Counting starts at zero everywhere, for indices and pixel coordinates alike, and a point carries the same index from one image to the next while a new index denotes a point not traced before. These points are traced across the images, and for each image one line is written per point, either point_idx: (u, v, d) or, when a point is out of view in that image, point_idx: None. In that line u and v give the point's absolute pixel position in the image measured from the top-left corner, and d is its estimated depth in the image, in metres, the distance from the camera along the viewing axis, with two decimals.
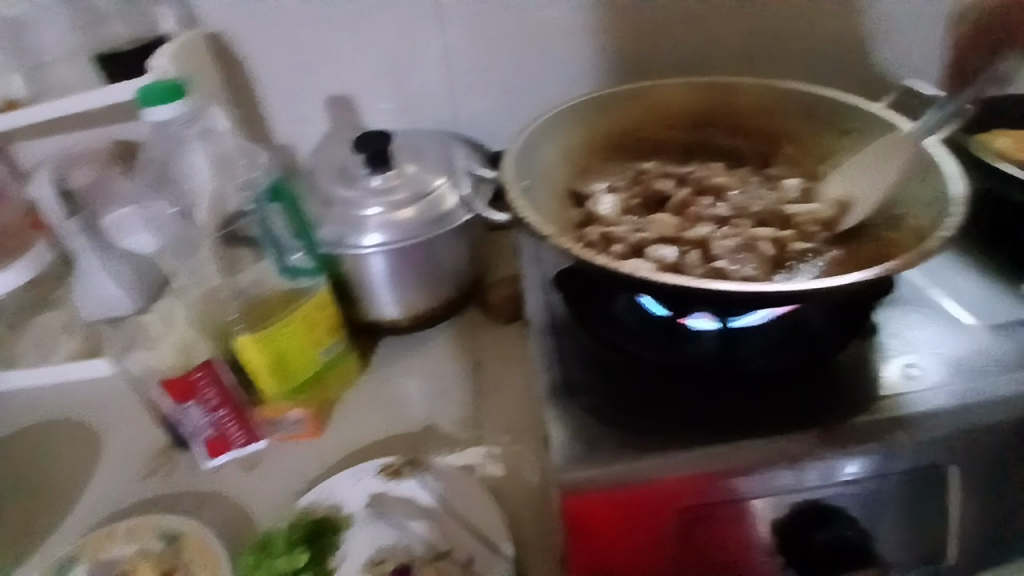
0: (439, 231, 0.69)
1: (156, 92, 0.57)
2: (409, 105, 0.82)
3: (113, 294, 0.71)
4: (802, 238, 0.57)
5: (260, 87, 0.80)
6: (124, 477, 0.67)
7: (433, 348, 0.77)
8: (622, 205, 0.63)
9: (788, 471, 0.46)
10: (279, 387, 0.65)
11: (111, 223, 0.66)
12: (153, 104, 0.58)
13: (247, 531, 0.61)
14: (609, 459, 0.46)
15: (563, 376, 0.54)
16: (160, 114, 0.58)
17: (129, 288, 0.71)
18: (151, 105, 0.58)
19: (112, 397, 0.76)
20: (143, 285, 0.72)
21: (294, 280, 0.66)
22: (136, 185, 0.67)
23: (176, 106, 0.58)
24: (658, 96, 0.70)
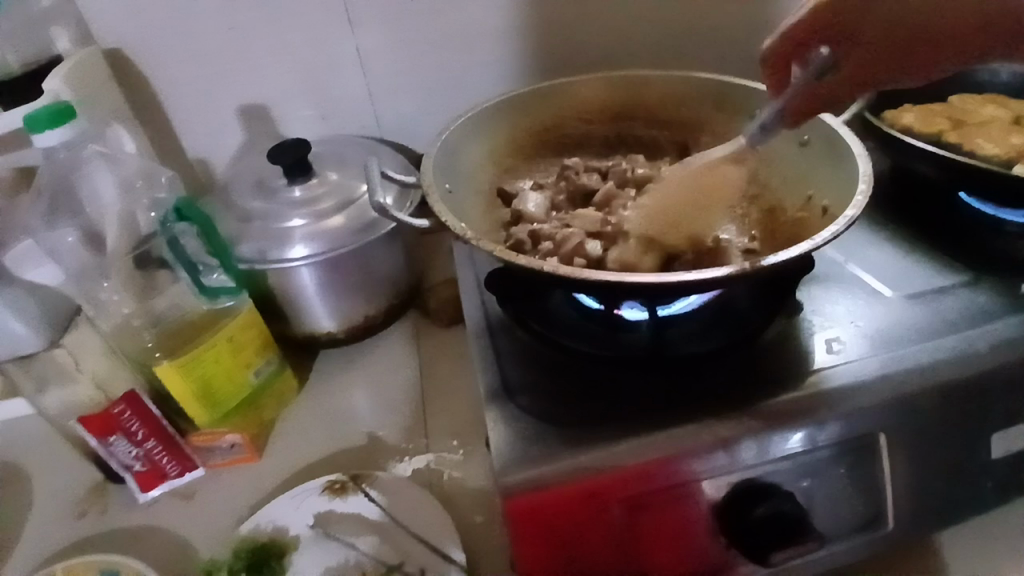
0: (368, 238, 0.68)
1: (41, 116, 0.54)
2: (329, 113, 0.80)
3: (20, 332, 0.61)
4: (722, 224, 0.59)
5: (167, 101, 0.76)
6: (49, 523, 0.63)
7: (375, 358, 0.76)
8: (548, 202, 0.64)
9: (724, 453, 0.48)
10: (208, 412, 0.63)
11: (8, 258, 0.56)
12: (38, 129, 0.54)
13: (189, 564, 0.57)
14: (549, 456, 0.47)
15: (503, 377, 0.54)
16: (50, 139, 0.55)
17: (34, 322, 0.62)
18: (36, 129, 0.54)
19: (33, 439, 0.71)
20: (56, 320, 0.63)
21: (215, 301, 0.64)
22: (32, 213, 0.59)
23: (68, 129, 0.55)
24: (577, 92, 0.70)
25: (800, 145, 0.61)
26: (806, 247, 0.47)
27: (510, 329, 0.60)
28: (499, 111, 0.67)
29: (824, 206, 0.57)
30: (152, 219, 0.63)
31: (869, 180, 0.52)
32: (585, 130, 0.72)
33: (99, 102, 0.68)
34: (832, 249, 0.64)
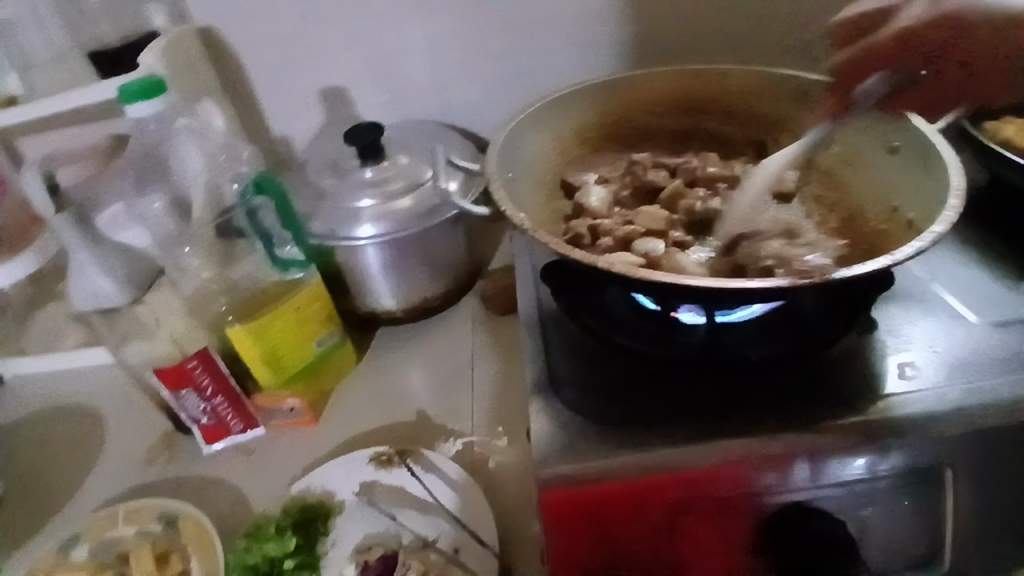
0: (429, 223, 0.69)
1: (133, 88, 0.58)
2: (403, 97, 0.82)
3: (106, 286, 0.68)
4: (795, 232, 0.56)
5: (254, 80, 0.80)
6: (126, 466, 0.69)
7: (430, 338, 0.78)
8: (611, 197, 0.62)
9: (773, 472, 0.46)
10: (272, 377, 0.66)
11: (104, 219, 0.65)
12: (131, 100, 0.59)
13: (244, 517, 0.61)
14: (590, 454, 0.46)
15: (550, 371, 0.54)
16: (138, 111, 0.59)
17: (120, 278, 0.69)
18: (129, 101, 0.59)
19: (115, 388, 0.78)
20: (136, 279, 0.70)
21: (285, 272, 0.67)
22: (123, 182, 0.67)
23: (155, 102, 0.59)
24: (650, 84, 0.68)
25: (888, 152, 0.57)
26: (885, 262, 0.44)
27: (564, 323, 0.60)
28: (567, 103, 0.67)
29: (909, 219, 0.53)
30: (235, 191, 0.66)
31: (961, 194, 0.48)
32: (656, 124, 0.70)
33: (191, 78, 0.73)
34: (916, 266, 0.60)
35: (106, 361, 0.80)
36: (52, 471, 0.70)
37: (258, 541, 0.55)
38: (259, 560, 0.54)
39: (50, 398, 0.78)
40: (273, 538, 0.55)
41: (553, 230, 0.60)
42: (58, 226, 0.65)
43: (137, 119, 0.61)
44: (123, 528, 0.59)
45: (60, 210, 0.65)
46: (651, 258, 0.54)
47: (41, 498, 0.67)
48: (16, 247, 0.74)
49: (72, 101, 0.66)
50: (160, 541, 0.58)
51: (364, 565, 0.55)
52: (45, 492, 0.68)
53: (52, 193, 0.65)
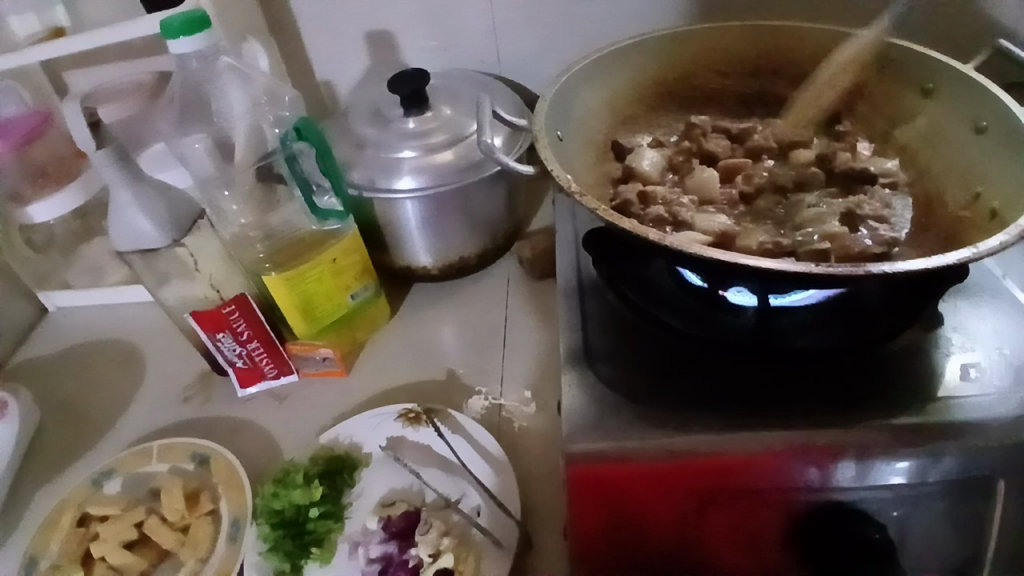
0: (473, 178, 0.67)
1: (177, 24, 0.57)
2: (452, 44, 0.79)
3: (146, 229, 0.64)
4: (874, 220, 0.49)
5: (300, 21, 0.78)
6: (163, 403, 0.70)
7: (464, 298, 0.76)
8: (665, 161, 0.57)
9: (814, 468, 0.44)
10: (307, 326, 0.66)
11: (150, 158, 0.64)
12: (174, 36, 0.57)
13: (273, 462, 0.62)
14: (620, 432, 0.45)
15: (585, 342, 0.53)
16: (183, 47, 0.58)
17: (161, 222, 0.65)
18: (172, 37, 0.57)
19: (158, 325, 0.80)
20: (179, 219, 0.66)
21: (323, 224, 0.65)
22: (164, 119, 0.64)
23: (200, 38, 0.58)
24: (716, 41, 0.62)
25: (975, 131, 0.51)
26: (965, 254, 0.40)
27: (601, 291, 0.57)
28: (624, 56, 0.62)
29: (992, 208, 0.48)
30: (276, 134, 0.65)
31: None
32: (718, 85, 0.64)
33: (237, 14, 0.71)
34: (990, 260, 0.55)
35: (148, 299, 0.83)
36: (96, 403, 0.73)
37: (286, 487, 0.55)
38: (286, 506, 0.54)
39: (98, 330, 0.81)
40: (300, 486, 0.55)
41: (599, 195, 0.55)
42: (99, 164, 0.64)
43: (180, 57, 0.60)
44: (157, 464, 0.62)
45: (101, 146, 0.65)
46: (721, 235, 0.49)
47: (85, 427, 0.70)
48: (65, 179, 0.76)
49: (115, 36, 0.65)
50: (192, 479, 0.60)
51: (387, 519, 0.54)
52: (89, 423, 0.71)
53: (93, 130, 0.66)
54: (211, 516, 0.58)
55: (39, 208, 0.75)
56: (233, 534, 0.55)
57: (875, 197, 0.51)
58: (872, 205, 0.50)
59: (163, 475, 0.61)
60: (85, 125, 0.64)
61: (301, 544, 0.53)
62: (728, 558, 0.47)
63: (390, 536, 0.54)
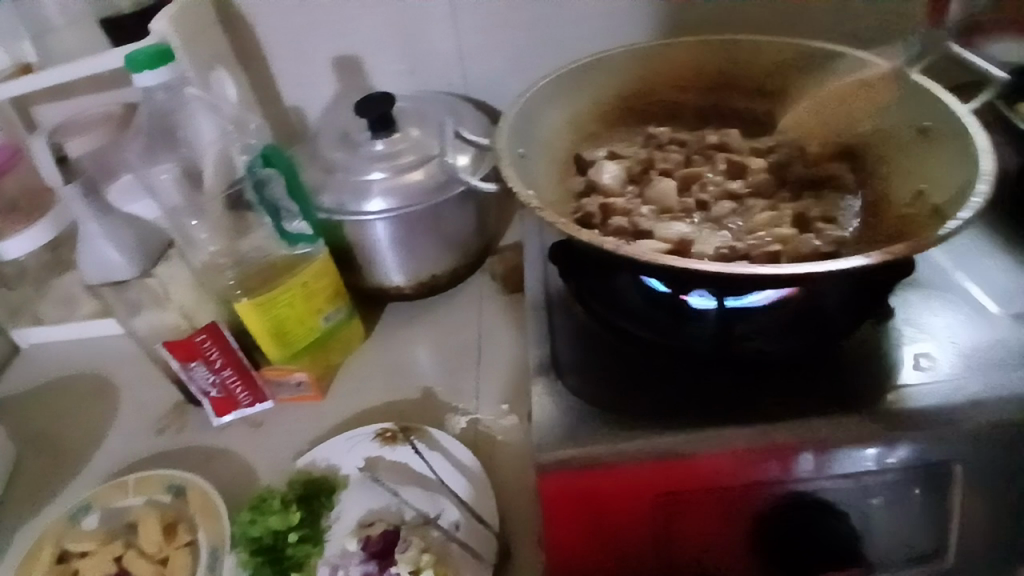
0: (441, 198, 0.68)
1: (143, 58, 0.58)
2: (418, 66, 0.81)
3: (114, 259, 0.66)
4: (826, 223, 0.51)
5: (267, 49, 0.79)
6: (138, 434, 0.70)
7: (439, 316, 0.77)
8: (625, 173, 0.58)
9: (775, 463, 0.45)
10: (281, 350, 0.66)
11: (116, 189, 0.63)
12: (139, 70, 0.58)
13: (250, 488, 0.62)
14: (589, 438, 0.46)
15: (553, 354, 0.54)
16: (149, 79, 0.59)
17: (129, 251, 0.67)
18: (138, 70, 0.58)
19: (133, 356, 0.79)
20: (146, 250, 0.68)
21: (293, 247, 0.66)
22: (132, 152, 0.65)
23: (166, 70, 0.59)
24: (673, 56, 0.64)
25: (919, 132, 0.53)
26: (905, 250, 0.42)
27: (570, 304, 0.58)
28: (583, 74, 0.63)
29: (934, 205, 0.49)
30: (243, 162, 0.65)
31: (989, 179, 0.45)
32: (679, 98, 0.65)
33: (203, 46, 0.72)
34: (941, 254, 0.57)
35: (118, 331, 0.83)
36: (70, 438, 0.72)
37: (263, 513, 0.55)
38: (264, 532, 0.54)
39: (71, 365, 0.81)
40: (277, 511, 0.55)
41: (562, 208, 0.56)
42: (67, 195, 0.65)
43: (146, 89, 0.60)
44: (132, 497, 0.61)
45: (70, 179, 0.66)
46: (680, 242, 0.50)
47: (60, 463, 0.70)
48: (35, 214, 0.77)
49: (79, 70, 0.66)
50: (169, 510, 0.60)
51: (366, 539, 0.55)
52: (63, 459, 0.70)
53: (62, 164, 0.66)
54: (189, 547, 0.57)
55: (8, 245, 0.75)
56: (211, 563, 0.55)
57: (824, 201, 0.54)
58: (819, 210, 0.53)
59: (139, 507, 0.61)
60: (53, 160, 0.66)
61: (280, 569, 0.53)
62: (704, 557, 0.48)
63: (369, 556, 0.54)
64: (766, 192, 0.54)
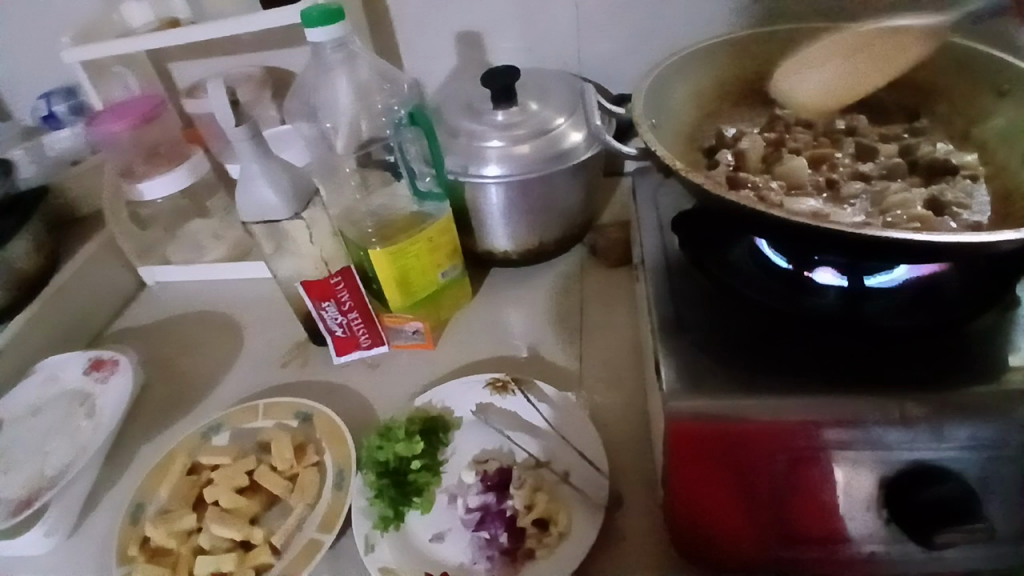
0: (557, 168, 0.72)
1: (316, 15, 0.64)
2: (535, 44, 0.84)
3: None
4: (958, 206, 0.53)
5: (396, 20, 0.84)
6: (263, 367, 0.76)
7: (542, 283, 0.80)
8: (754, 151, 0.60)
9: (892, 430, 0.46)
10: (402, 299, 0.71)
11: (271, 136, 0.80)
12: (312, 25, 0.65)
13: (370, 420, 0.67)
14: (715, 390, 0.48)
15: (675, 314, 0.56)
16: (319, 35, 0.65)
17: None
18: (310, 25, 0.65)
19: (255, 298, 0.86)
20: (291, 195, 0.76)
21: (422, 204, 0.71)
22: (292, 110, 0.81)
23: (334, 29, 0.65)
24: (807, 39, 0.66)
25: None
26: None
27: (688, 272, 0.61)
28: (712, 55, 0.66)
29: None
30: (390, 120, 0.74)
31: None
32: None
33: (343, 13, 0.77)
34: None
35: (264, 273, 0.88)
36: (198, 366, 0.78)
37: (390, 441, 0.59)
38: (390, 457, 0.59)
39: (196, 303, 0.87)
40: (402, 440, 0.59)
41: (693, 162, 0.61)
42: (233, 137, 0.74)
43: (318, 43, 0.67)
44: (263, 420, 0.67)
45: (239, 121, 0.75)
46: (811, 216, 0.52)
47: (190, 386, 0.76)
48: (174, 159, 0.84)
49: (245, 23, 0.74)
50: (297, 434, 0.65)
51: (483, 473, 0.59)
52: (193, 384, 0.76)
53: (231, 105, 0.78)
54: (316, 467, 0.62)
55: (152, 186, 0.80)
56: (338, 482, 0.60)
57: (958, 186, 0.55)
58: (952, 193, 0.54)
59: (269, 429, 0.66)
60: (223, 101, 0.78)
61: (404, 493, 0.57)
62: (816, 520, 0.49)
63: (487, 488, 0.58)
64: (895, 171, 0.56)
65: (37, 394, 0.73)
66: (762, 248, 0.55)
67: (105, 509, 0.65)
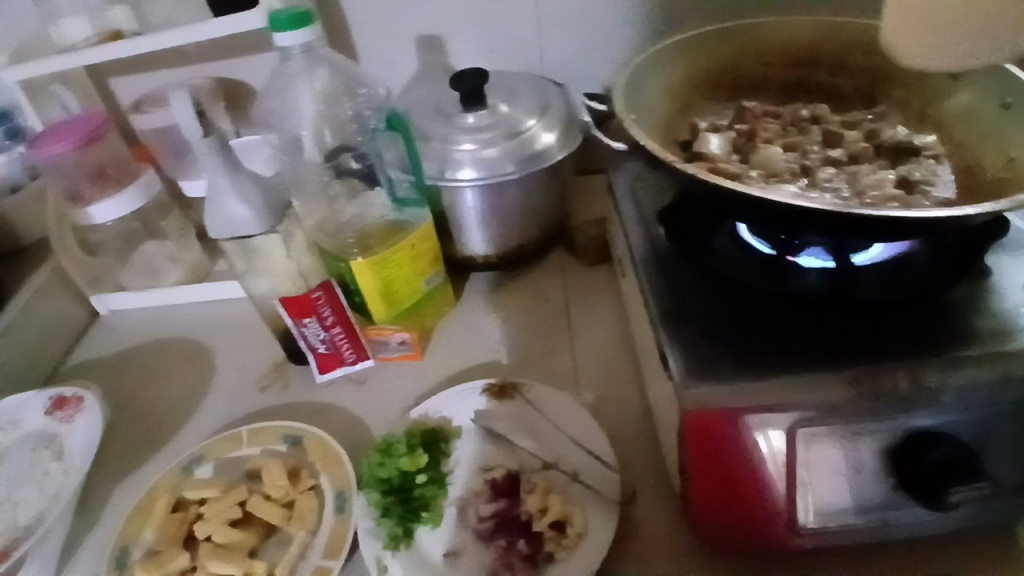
0: (533, 169, 0.70)
1: (285, 18, 0.62)
2: (497, 46, 0.84)
3: (242, 215, 0.63)
4: (925, 183, 0.56)
5: (354, 27, 0.82)
6: (241, 391, 0.72)
7: (523, 284, 0.80)
8: (729, 142, 0.61)
9: (892, 402, 0.46)
10: (385, 310, 0.69)
11: (240, 146, 0.76)
12: (281, 29, 0.62)
13: (364, 438, 0.65)
14: (727, 377, 0.48)
15: (671, 302, 0.56)
16: (286, 39, 0.63)
17: (257, 206, 0.63)
18: (278, 29, 0.62)
19: (222, 321, 0.81)
20: (271, 207, 0.64)
21: (401, 212, 0.69)
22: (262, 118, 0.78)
23: (303, 31, 0.63)
24: (767, 33, 0.69)
25: (1003, 108, 0.57)
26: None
27: (674, 262, 0.60)
28: (679, 50, 0.68)
29: None
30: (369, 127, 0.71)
31: None
32: (765, 74, 0.71)
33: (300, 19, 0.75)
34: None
35: (238, 293, 0.83)
36: (167, 397, 0.74)
37: (392, 456, 0.58)
38: (393, 473, 0.57)
39: (157, 331, 0.82)
40: (405, 454, 0.57)
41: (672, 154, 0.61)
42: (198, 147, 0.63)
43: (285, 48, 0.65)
44: (248, 448, 0.64)
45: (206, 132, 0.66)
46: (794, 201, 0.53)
47: (161, 420, 0.71)
48: (124, 180, 0.79)
49: (198, 33, 0.70)
50: (288, 459, 0.62)
51: (492, 480, 0.58)
52: (163, 416, 0.72)
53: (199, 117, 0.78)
54: (313, 492, 0.59)
55: (100, 209, 0.76)
56: (339, 505, 0.57)
57: (921, 165, 0.58)
58: (917, 171, 0.57)
59: (256, 457, 0.63)
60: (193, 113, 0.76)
61: (410, 509, 0.55)
62: (830, 502, 0.48)
63: (498, 493, 0.57)
64: (863, 155, 0.59)
65: None
66: (741, 233, 0.56)
67: (79, 562, 0.60)
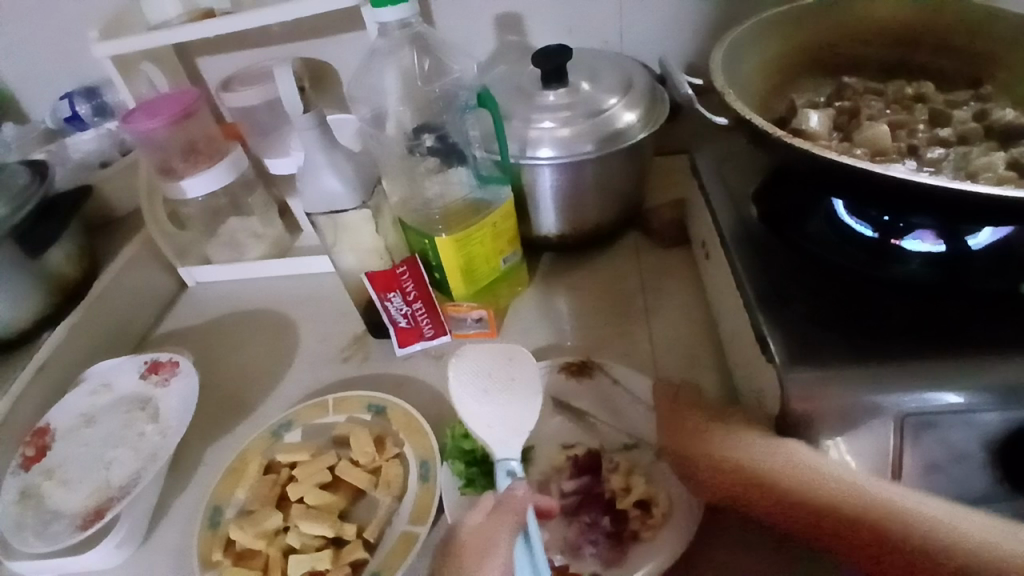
0: (612, 149, 0.69)
1: None
2: (577, 26, 0.83)
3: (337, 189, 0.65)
4: None
5: (435, 6, 0.83)
6: (324, 362, 0.75)
7: (597, 265, 0.80)
8: (829, 121, 0.60)
9: (998, 395, 0.45)
10: (465, 287, 0.70)
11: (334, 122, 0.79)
12: (381, 6, 0.65)
13: (444, 411, 0.67)
14: (836, 364, 0.48)
15: (766, 284, 0.55)
16: (387, 15, 0.65)
17: (349, 181, 0.65)
18: (379, 6, 0.65)
19: (303, 294, 0.84)
20: (365, 182, 0.67)
21: (482, 190, 0.70)
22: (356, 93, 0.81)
23: (403, 8, 0.65)
24: (867, 9, 0.66)
25: None
26: None
27: (767, 242, 0.59)
28: (775, 26, 0.66)
29: None
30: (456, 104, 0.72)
31: None
32: (861, 52, 0.68)
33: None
34: None
35: (327, 269, 0.86)
36: (252, 365, 0.77)
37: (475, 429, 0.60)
38: (477, 445, 0.58)
39: (240, 303, 0.86)
40: None
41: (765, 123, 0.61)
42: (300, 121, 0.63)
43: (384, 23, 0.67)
44: (334, 416, 0.66)
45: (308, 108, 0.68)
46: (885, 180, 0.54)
47: (247, 386, 0.75)
48: (212, 156, 0.82)
49: (290, 11, 0.72)
50: (373, 428, 0.64)
51: (574, 457, 0.59)
52: (249, 383, 0.75)
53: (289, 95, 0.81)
54: (398, 459, 0.62)
55: (192, 184, 0.78)
56: (424, 473, 0.59)
57: None
58: None
59: (342, 425, 0.65)
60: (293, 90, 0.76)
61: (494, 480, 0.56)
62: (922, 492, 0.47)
63: (579, 469, 0.58)
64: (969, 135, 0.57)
65: (90, 402, 0.71)
66: (840, 214, 0.52)
67: (177, 517, 0.64)
